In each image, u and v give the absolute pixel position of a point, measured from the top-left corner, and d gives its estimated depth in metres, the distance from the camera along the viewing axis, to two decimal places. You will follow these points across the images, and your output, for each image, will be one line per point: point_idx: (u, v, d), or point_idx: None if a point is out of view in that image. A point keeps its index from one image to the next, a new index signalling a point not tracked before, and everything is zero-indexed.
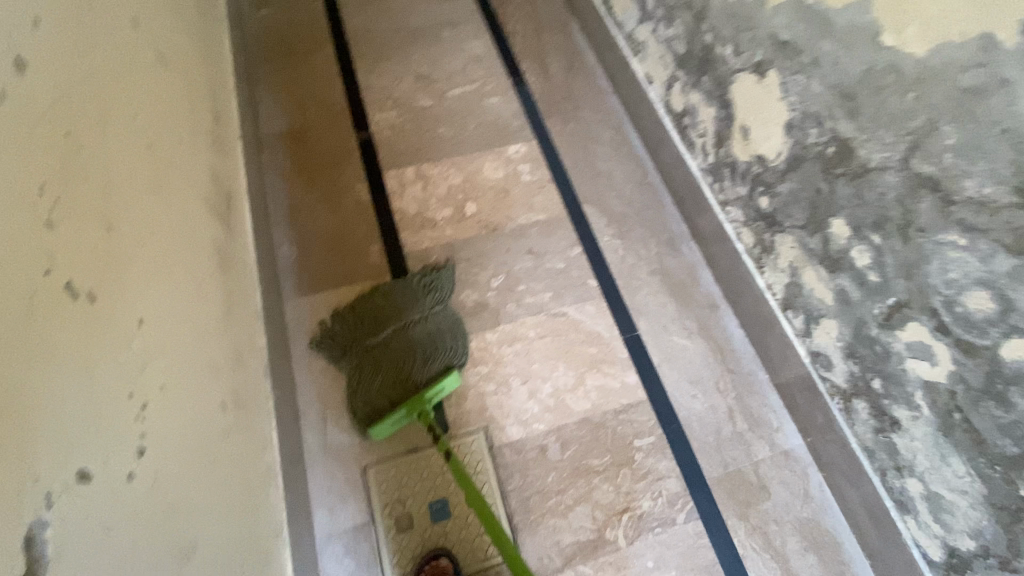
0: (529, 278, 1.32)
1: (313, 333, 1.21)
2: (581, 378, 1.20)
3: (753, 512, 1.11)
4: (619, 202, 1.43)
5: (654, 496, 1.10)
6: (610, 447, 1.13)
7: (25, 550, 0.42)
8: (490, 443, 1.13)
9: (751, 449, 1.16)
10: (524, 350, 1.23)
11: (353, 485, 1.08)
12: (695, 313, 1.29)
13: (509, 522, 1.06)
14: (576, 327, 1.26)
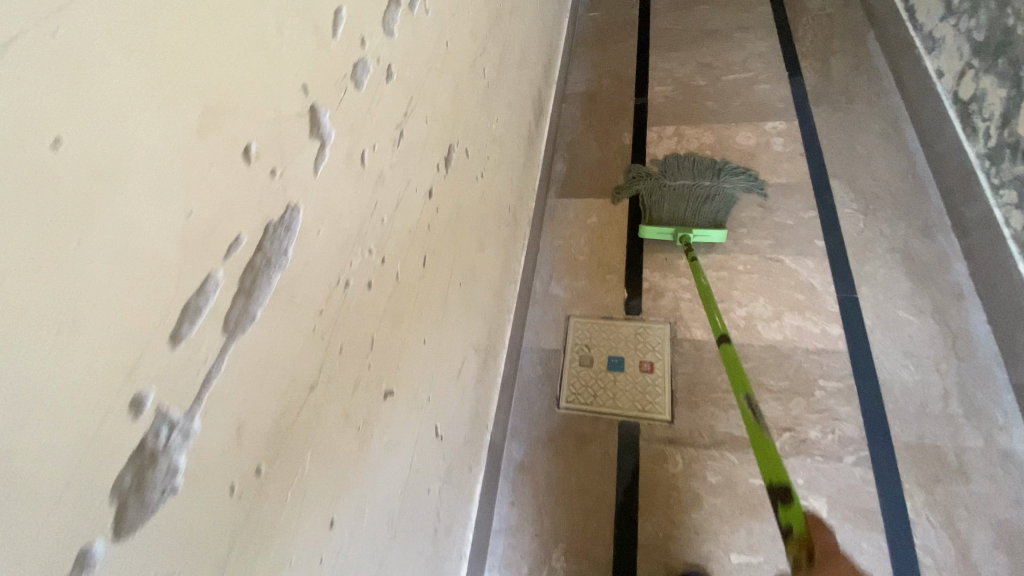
0: (753, 226, 1.41)
1: (562, 221, 1.56)
2: (779, 314, 1.25)
3: (941, 488, 1.00)
4: (872, 184, 1.41)
5: (824, 429, 1.09)
6: (789, 375, 1.17)
7: (448, 150, 0.79)
8: (673, 335, 1.29)
9: (959, 433, 1.04)
10: (729, 278, 1.33)
11: (559, 324, 1.38)
12: (931, 296, 1.20)
13: (671, 395, 1.20)
14: (788, 274, 1.31)
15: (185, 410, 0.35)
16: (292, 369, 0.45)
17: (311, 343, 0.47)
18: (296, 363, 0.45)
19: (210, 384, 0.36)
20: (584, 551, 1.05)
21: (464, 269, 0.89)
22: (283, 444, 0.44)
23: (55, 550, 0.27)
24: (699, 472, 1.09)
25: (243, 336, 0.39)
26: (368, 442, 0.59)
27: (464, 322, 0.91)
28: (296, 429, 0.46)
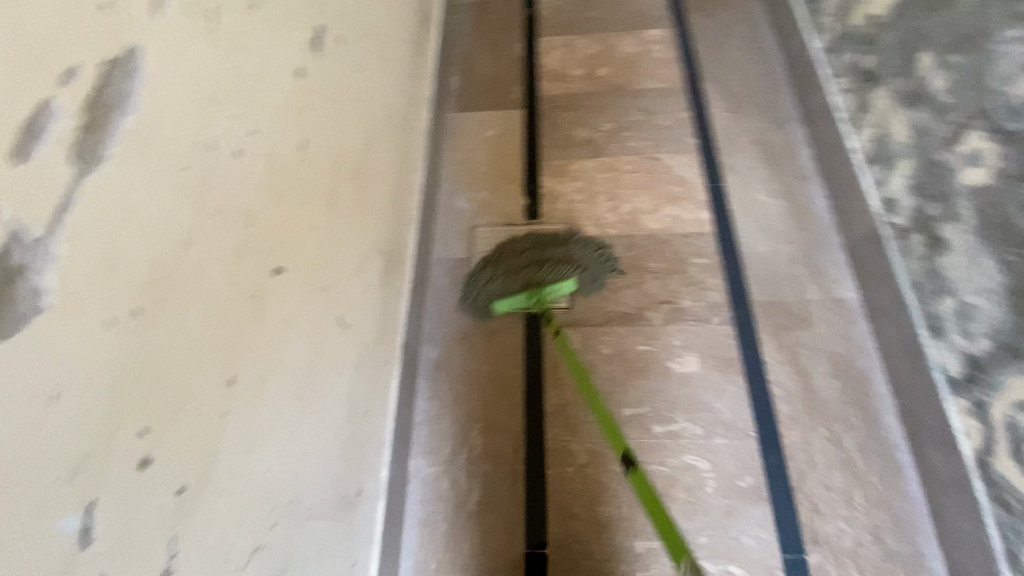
0: (638, 128, 1.50)
1: (459, 135, 1.56)
2: (660, 206, 1.38)
3: (788, 334, 1.20)
4: (738, 85, 1.55)
5: (698, 298, 1.25)
6: (669, 257, 1.31)
7: (312, 31, 0.77)
8: (570, 234, 1.37)
9: (801, 289, 1.24)
10: (618, 177, 1.43)
11: (463, 234, 1.41)
12: (783, 180, 1.38)
13: None
14: (668, 170, 1.43)
15: (45, 229, 0.35)
16: (159, 219, 0.45)
17: (175, 194, 0.47)
18: (160, 211, 0.45)
19: (65, 215, 0.37)
20: (499, 424, 1.16)
21: (350, 166, 0.88)
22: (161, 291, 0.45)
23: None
24: (595, 347, 1.22)
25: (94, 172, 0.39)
26: (262, 312, 0.61)
27: (357, 219, 0.91)
28: (174, 279, 0.47)
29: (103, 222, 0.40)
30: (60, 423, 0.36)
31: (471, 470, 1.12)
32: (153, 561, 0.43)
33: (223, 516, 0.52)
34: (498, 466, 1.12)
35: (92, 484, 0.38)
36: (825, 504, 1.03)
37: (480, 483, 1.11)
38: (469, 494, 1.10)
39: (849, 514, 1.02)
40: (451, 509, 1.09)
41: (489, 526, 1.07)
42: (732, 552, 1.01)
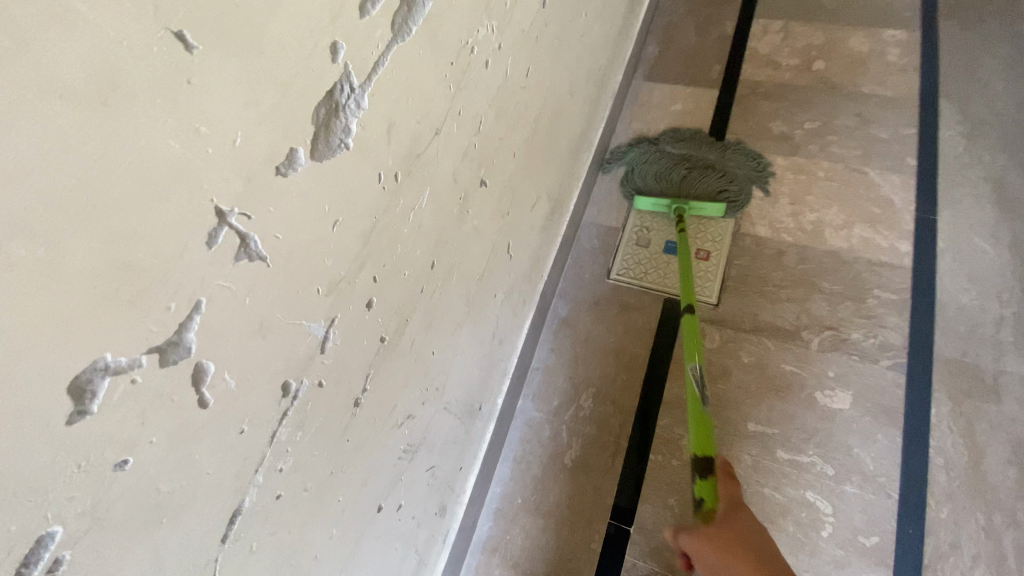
0: (845, 135, 1.35)
1: (642, 103, 1.50)
2: (849, 224, 1.24)
3: (971, 403, 1.02)
4: (987, 108, 1.31)
5: (867, 334, 1.12)
6: (845, 281, 1.18)
7: None
8: (736, 229, 1.28)
9: (1005, 358, 1.05)
10: (806, 183, 1.30)
11: (622, 202, 1.37)
12: (1016, 229, 1.16)
13: (721, 282, 1.22)
14: (869, 187, 1.27)
15: (361, 83, 0.40)
16: (426, 103, 0.50)
17: (441, 84, 0.52)
18: (428, 96, 0.50)
19: (373, 75, 0.42)
20: (612, 395, 1.15)
21: (553, 105, 0.90)
22: (413, 166, 0.50)
23: (278, 133, 0.34)
24: (734, 352, 1.15)
25: (399, 44, 0.44)
26: (465, 215, 0.66)
27: (544, 160, 0.94)
28: (422, 159, 0.52)
29: (394, 93, 0.45)
30: (331, 244, 0.42)
31: (574, 429, 1.14)
32: (354, 388, 0.51)
33: (397, 376, 0.60)
34: (601, 434, 1.12)
35: (337, 304, 0.45)
36: None
37: (580, 444, 1.12)
38: (567, 450, 1.12)
39: None
40: (547, 458, 1.12)
41: (579, 487, 1.09)
42: None
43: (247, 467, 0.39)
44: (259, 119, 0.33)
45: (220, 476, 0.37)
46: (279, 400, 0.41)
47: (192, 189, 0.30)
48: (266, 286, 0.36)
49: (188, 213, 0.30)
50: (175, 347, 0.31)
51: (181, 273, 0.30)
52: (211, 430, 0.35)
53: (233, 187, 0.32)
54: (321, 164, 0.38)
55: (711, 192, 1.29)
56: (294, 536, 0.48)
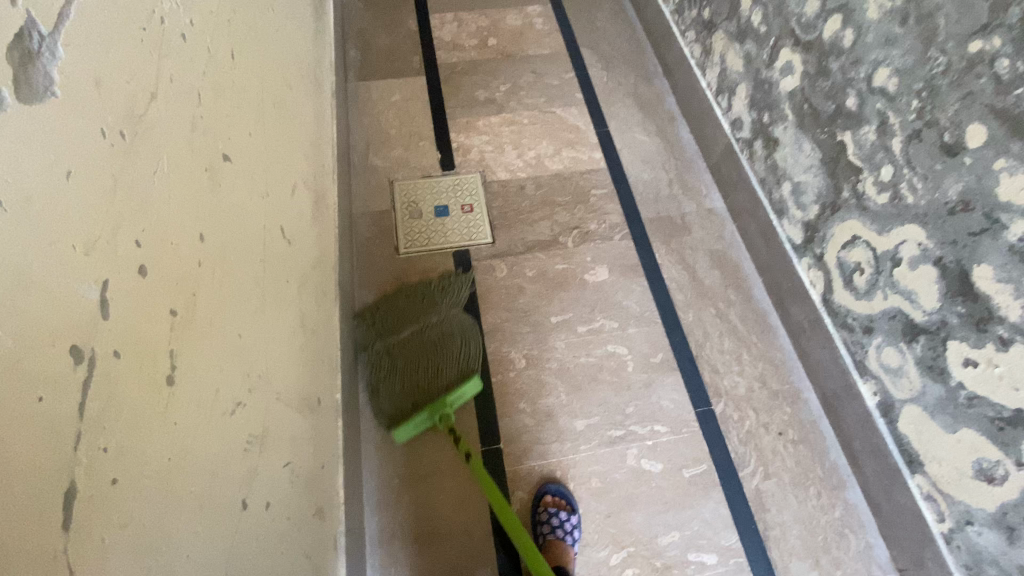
0: (530, 88, 1.68)
1: (365, 101, 1.61)
2: (559, 150, 1.56)
3: (676, 241, 1.41)
4: (610, 48, 1.79)
5: (600, 221, 1.43)
6: (572, 191, 1.48)
7: None
8: (483, 180, 1.49)
9: (682, 205, 1.47)
10: (519, 130, 1.59)
11: (382, 189, 1.46)
12: (656, 121, 1.63)
13: (490, 224, 1.42)
14: (561, 120, 1.62)
15: (52, 30, 0.40)
16: (128, 66, 0.50)
17: (138, 47, 0.52)
18: (129, 58, 0.50)
19: (61, 24, 0.41)
20: None
21: (274, 96, 0.93)
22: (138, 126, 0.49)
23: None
24: (520, 271, 1.35)
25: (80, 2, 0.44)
26: (219, 190, 0.65)
27: (287, 150, 0.96)
28: (146, 122, 0.51)
29: (90, 48, 0.44)
30: (75, 197, 0.40)
31: None
32: (160, 363, 0.48)
33: (207, 358, 0.57)
34: None
35: (103, 266, 0.42)
36: (721, 365, 1.24)
37: None
38: None
39: (739, 368, 1.24)
40: None
41: (445, 435, 1.15)
42: (655, 415, 1.18)
43: (63, 441, 0.35)
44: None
45: (31, 447, 0.33)
46: (76, 364, 0.38)
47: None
48: (10, 234, 0.34)
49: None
50: None
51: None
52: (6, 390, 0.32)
53: None
54: (32, 108, 0.37)
55: (461, 364, 1.17)
56: (154, 532, 0.44)
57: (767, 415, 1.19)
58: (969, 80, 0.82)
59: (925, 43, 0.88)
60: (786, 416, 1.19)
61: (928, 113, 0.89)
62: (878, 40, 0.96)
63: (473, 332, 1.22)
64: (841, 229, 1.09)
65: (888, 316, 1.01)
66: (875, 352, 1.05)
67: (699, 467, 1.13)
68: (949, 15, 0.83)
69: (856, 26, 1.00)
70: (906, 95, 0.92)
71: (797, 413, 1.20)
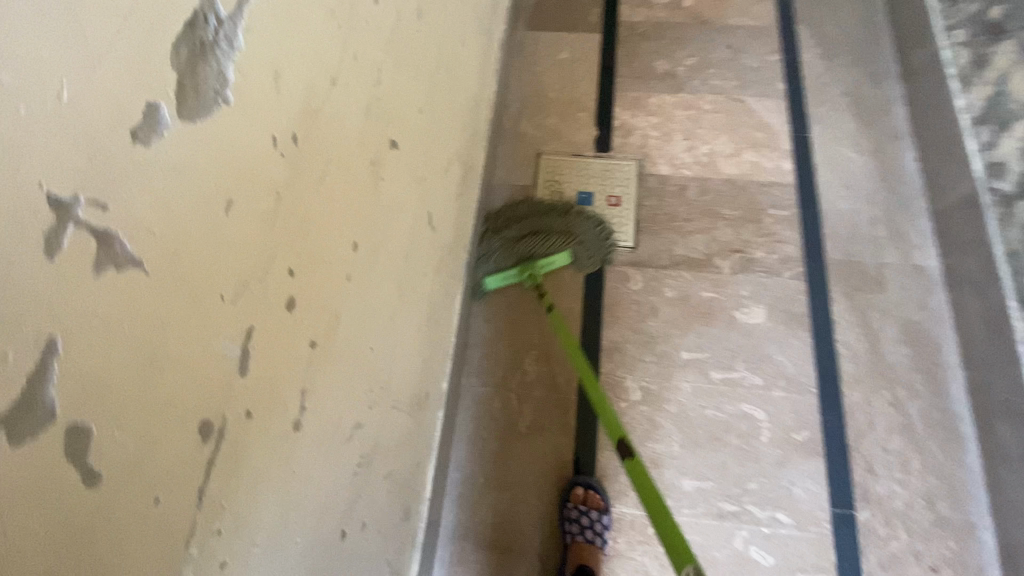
0: (721, 67, 1.41)
1: (530, 54, 1.45)
2: (739, 151, 1.31)
3: (861, 296, 1.15)
4: (836, 30, 1.44)
5: (769, 251, 1.20)
6: (744, 205, 1.25)
7: None
8: (641, 171, 1.30)
9: (881, 252, 1.19)
10: (695, 118, 1.35)
11: (527, 159, 1.33)
12: (873, 136, 1.30)
13: (636, 224, 1.24)
14: (750, 114, 1.35)
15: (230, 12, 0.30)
16: (311, 45, 0.40)
17: (329, 15, 0.42)
18: (315, 33, 0.40)
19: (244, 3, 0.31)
20: (554, 354, 1.14)
21: (449, 54, 0.82)
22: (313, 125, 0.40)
23: (120, 72, 0.24)
24: (659, 288, 1.18)
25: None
26: (380, 184, 0.56)
27: (449, 119, 0.86)
28: (324, 115, 0.43)
29: (275, 32, 0.35)
30: (229, 237, 0.32)
31: (522, 395, 1.11)
32: (290, 408, 0.42)
33: (338, 385, 0.51)
34: (550, 393, 1.11)
35: (251, 311, 0.35)
36: (879, 464, 1.02)
37: (531, 408, 1.10)
38: (519, 417, 1.10)
39: (902, 476, 1.01)
40: (500, 429, 1.09)
41: (538, 450, 1.07)
42: (780, 499, 1.01)
43: (175, 538, 0.30)
44: (89, 56, 0.22)
45: (140, 559, 0.28)
46: (200, 445, 0.32)
47: (3, 173, 0.19)
48: (149, 305, 0.27)
49: (1, 206, 0.19)
50: (29, 416, 0.21)
51: (12, 302, 0.20)
52: (107, 514, 0.25)
53: (76, 158, 0.22)
54: (198, 125, 0.29)
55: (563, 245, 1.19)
56: None
57: (923, 543, 0.97)
58: None
59: None
60: (949, 552, 0.97)
61: None
62: None
63: (587, 219, 1.19)
64: None
65: None
66: None
67: None
68: None
69: None
70: None
71: (965, 553, 0.96)
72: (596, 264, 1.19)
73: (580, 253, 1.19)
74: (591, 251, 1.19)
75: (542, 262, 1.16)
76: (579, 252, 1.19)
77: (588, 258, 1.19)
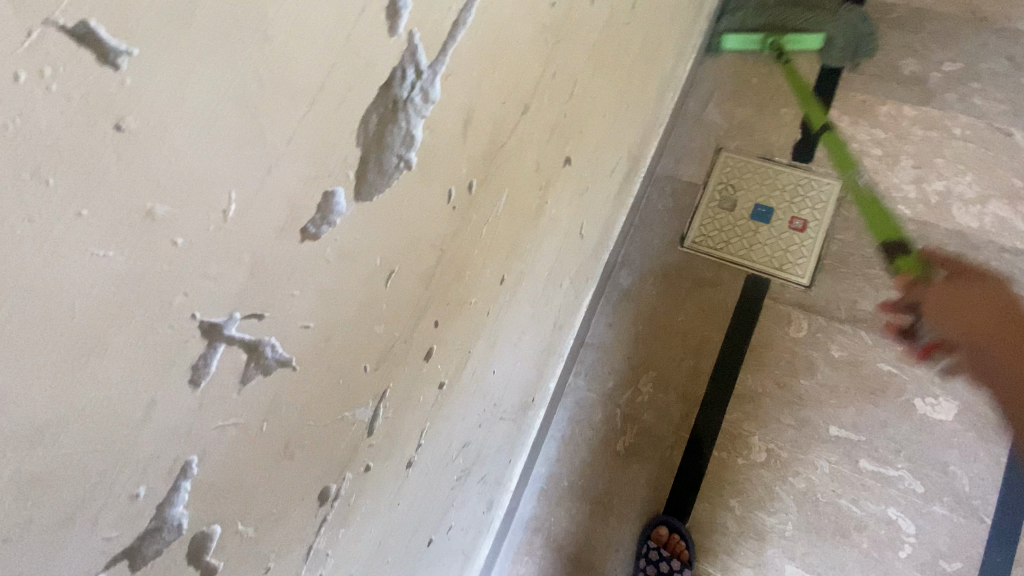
0: (998, 80, 1.07)
1: None
2: (988, 197, 1.01)
3: None
4: None
5: (989, 336, 0.94)
6: (972, 269, 0.98)
7: None
8: (843, 196, 1.07)
9: None
10: (937, 141, 1.06)
11: (702, 154, 1.16)
12: None
13: (818, 259, 1.04)
14: (1020, 151, 1.02)
15: (423, 94, 0.32)
16: (505, 80, 0.38)
17: (533, 45, 0.39)
18: (516, 68, 0.39)
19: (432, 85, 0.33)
20: (675, 382, 1.04)
21: (650, 41, 0.70)
22: (487, 175, 0.40)
23: (302, 188, 0.28)
24: (823, 343, 0.99)
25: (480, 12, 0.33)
26: (544, 211, 0.52)
27: (631, 116, 0.75)
28: (496, 166, 0.41)
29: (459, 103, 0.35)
30: (381, 304, 0.36)
31: (630, 415, 1.04)
32: (405, 452, 0.43)
33: (456, 419, 0.50)
34: (660, 423, 1.02)
35: (387, 373, 0.38)
36: None
37: (635, 431, 1.03)
38: (620, 437, 1.03)
39: None
40: (598, 442, 1.04)
41: (631, 476, 1.01)
42: None
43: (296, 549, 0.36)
44: (256, 182, 0.26)
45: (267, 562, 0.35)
46: (320, 496, 0.37)
47: (161, 299, 0.24)
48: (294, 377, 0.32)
49: (160, 350, 0.25)
50: (161, 529, 0.28)
51: (164, 415, 0.26)
52: (231, 547, 0.32)
53: (233, 277, 0.27)
54: (369, 204, 0.32)
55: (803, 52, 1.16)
56: None
57: None
58: None
59: None
60: None
61: None
62: None
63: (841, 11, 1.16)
64: None
65: None
66: None
67: None
68: None
69: None
70: None
71: None
72: (843, 59, 1.14)
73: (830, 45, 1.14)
74: (843, 39, 1.15)
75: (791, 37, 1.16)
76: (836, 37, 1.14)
77: (838, 58, 1.14)
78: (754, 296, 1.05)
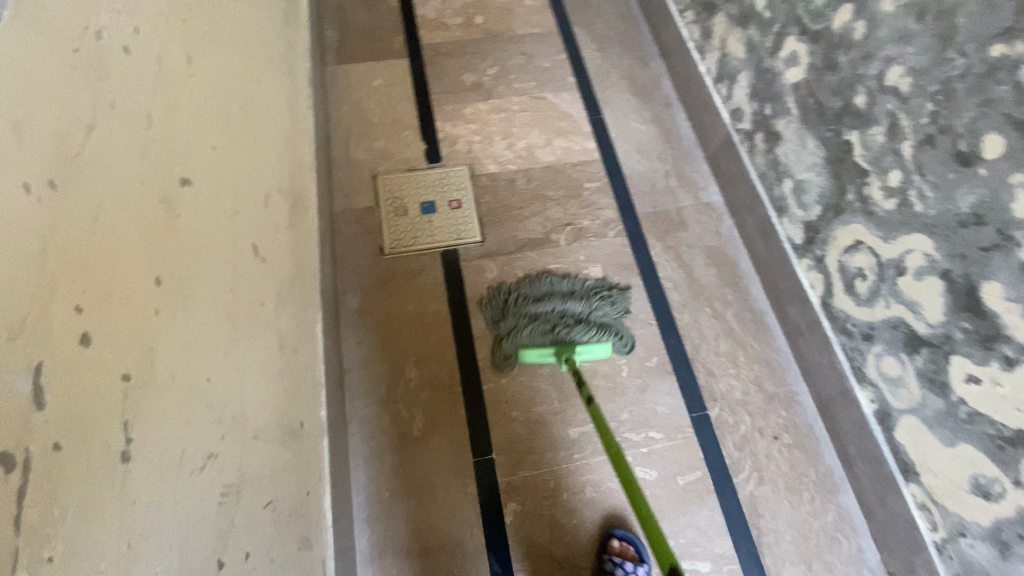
0: (520, 71, 1.58)
1: (344, 88, 1.51)
2: (551, 139, 1.48)
3: (672, 237, 1.36)
4: (603, 27, 1.69)
5: (593, 218, 1.38)
6: (565, 184, 1.42)
7: None
8: (472, 173, 1.41)
9: (677, 198, 1.41)
10: (508, 118, 1.50)
11: (364, 184, 1.38)
12: (651, 107, 1.55)
13: (479, 220, 1.35)
14: (553, 107, 1.53)
15: None
16: (60, 78, 0.43)
17: (82, 60, 0.47)
18: (66, 70, 0.44)
19: None
20: (431, 355, 1.20)
21: (240, 94, 0.85)
22: (85, 166, 0.45)
23: None
24: (511, 272, 1.29)
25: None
26: (176, 221, 0.59)
27: (257, 154, 0.89)
28: (86, 160, 0.45)
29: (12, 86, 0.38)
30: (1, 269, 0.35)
31: (410, 401, 1.15)
32: (109, 443, 0.43)
33: (169, 416, 0.52)
34: (435, 392, 1.16)
35: (37, 346, 0.37)
36: (716, 367, 1.22)
37: (421, 410, 1.15)
38: (411, 423, 1.13)
39: (735, 371, 1.22)
40: (396, 439, 1.12)
41: (435, 447, 1.12)
42: (650, 421, 1.16)
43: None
44: None
45: None
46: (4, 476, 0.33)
47: None
48: None
49: None
50: None
51: None
52: None
53: None
54: None
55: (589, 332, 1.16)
56: None
57: (762, 419, 1.18)
58: (990, 86, 0.77)
59: (944, 39, 0.82)
60: (782, 420, 1.18)
61: (942, 117, 0.84)
62: (892, 34, 0.90)
63: (605, 301, 1.24)
64: (844, 232, 1.05)
65: (889, 325, 0.98)
66: (874, 360, 1.03)
67: (694, 474, 1.12)
68: (972, 13, 0.78)
69: (871, 17, 0.93)
70: (919, 97, 0.87)
71: (794, 417, 1.18)
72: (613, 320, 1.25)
73: (612, 324, 1.21)
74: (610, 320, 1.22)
75: (581, 347, 1.13)
76: (609, 317, 1.22)
77: (615, 338, 1.19)
78: (453, 265, 1.29)
